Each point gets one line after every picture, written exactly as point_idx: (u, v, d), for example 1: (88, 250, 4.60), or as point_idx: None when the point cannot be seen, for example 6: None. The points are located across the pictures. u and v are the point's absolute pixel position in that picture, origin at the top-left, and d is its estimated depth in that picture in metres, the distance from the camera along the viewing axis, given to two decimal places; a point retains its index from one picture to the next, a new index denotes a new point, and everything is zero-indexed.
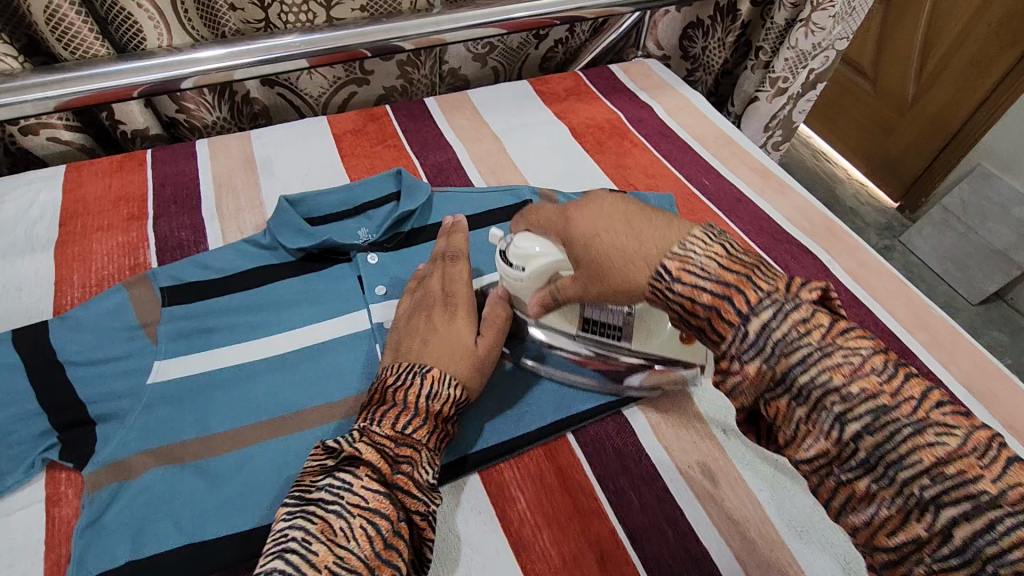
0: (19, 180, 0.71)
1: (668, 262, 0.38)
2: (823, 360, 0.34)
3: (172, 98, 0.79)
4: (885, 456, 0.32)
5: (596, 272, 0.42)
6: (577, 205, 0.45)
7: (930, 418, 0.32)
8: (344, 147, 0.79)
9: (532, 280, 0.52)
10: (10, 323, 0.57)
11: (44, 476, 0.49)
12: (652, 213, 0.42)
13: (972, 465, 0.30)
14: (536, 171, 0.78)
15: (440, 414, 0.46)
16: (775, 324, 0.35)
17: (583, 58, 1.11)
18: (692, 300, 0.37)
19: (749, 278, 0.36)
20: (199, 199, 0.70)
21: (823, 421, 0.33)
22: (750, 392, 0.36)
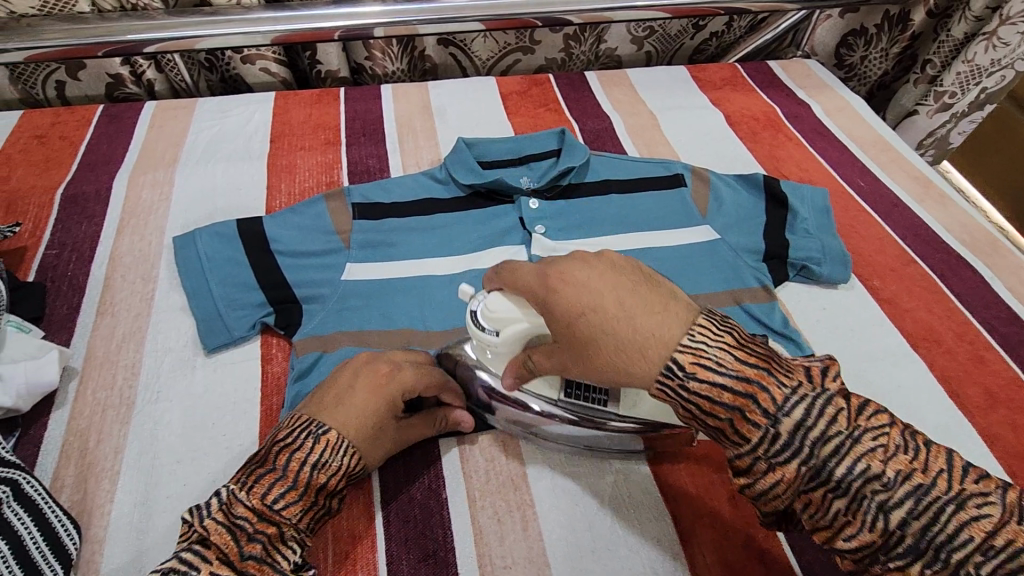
0: (240, 101, 0.82)
1: (678, 356, 0.36)
2: (856, 447, 0.35)
3: (364, 44, 0.88)
4: (933, 538, 0.33)
5: (591, 349, 0.38)
6: (559, 271, 0.40)
7: (965, 492, 0.34)
8: (509, 105, 0.85)
9: (506, 346, 0.46)
10: (233, 214, 0.68)
11: (258, 339, 0.58)
12: (651, 286, 0.39)
13: (905, 464, 0.34)
14: (689, 150, 0.80)
15: (325, 486, 0.42)
16: (810, 423, 0.35)
17: (735, 52, 1.11)
18: (713, 399, 0.36)
19: (767, 371, 0.36)
20: (383, 135, 0.79)
21: (865, 512, 0.34)
22: (784, 494, 0.36)
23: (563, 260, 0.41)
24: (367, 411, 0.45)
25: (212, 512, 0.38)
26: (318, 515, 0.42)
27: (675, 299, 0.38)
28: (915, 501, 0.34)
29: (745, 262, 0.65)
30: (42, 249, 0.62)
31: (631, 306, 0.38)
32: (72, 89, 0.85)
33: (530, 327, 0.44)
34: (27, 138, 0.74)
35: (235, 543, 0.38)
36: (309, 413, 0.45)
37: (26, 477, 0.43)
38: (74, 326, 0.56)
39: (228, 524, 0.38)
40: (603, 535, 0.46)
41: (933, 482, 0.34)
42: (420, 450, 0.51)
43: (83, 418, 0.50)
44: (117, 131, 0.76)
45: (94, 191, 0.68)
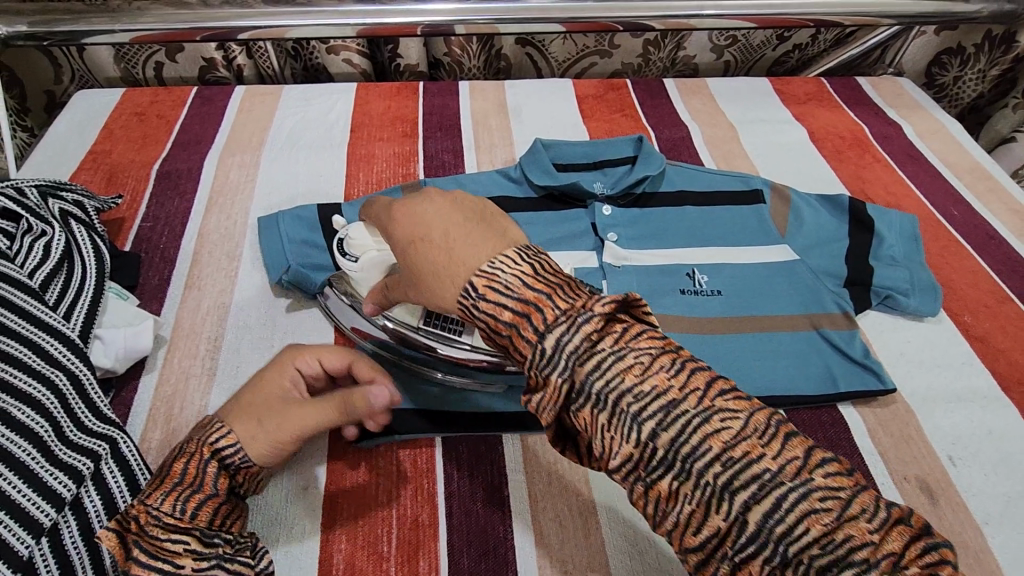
0: (323, 90, 0.84)
1: (473, 279, 0.37)
2: (698, 425, 0.31)
3: (444, 41, 0.90)
4: (775, 531, 0.30)
5: (422, 278, 0.40)
6: (403, 204, 0.43)
7: (813, 483, 0.30)
8: (585, 109, 0.84)
9: (363, 271, 0.54)
10: (312, 199, 0.70)
11: (333, 321, 0.60)
12: (480, 220, 0.40)
13: (753, 447, 0.31)
14: (769, 165, 0.78)
15: (188, 462, 0.40)
16: (569, 339, 0.33)
17: (818, 66, 1.07)
18: (495, 318, 0.36)
19: (549, 294, 0.35)
20: (459, 131, 0.80)
21: (702, 491, 0.31)
22: (552, 410, 0.34)
23: (405, 200, 0.44)
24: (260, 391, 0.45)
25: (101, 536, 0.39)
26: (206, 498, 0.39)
27: (505, 237, 0.39)
28: (753, 484, 0.30)
29: (825, 287, 0.63)
30: (138, 221, 0.66)
31: (454, 237, 0.39)
32: (169, 70, 0.89)
33: (383, 255, 0.53)
34: (128, 115, 0.79)
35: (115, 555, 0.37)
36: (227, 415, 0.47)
37: (123, 436, 0.45)
38: (165, 296, 0.59)
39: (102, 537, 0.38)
40: (667, 552, 0.45)
41: (778, 467, 0.30)
42: (484, 445, 0.51)
43: (170, 385, 0.53)
44: (209, 112, 0.80)
45: (186, 169, 0.72)
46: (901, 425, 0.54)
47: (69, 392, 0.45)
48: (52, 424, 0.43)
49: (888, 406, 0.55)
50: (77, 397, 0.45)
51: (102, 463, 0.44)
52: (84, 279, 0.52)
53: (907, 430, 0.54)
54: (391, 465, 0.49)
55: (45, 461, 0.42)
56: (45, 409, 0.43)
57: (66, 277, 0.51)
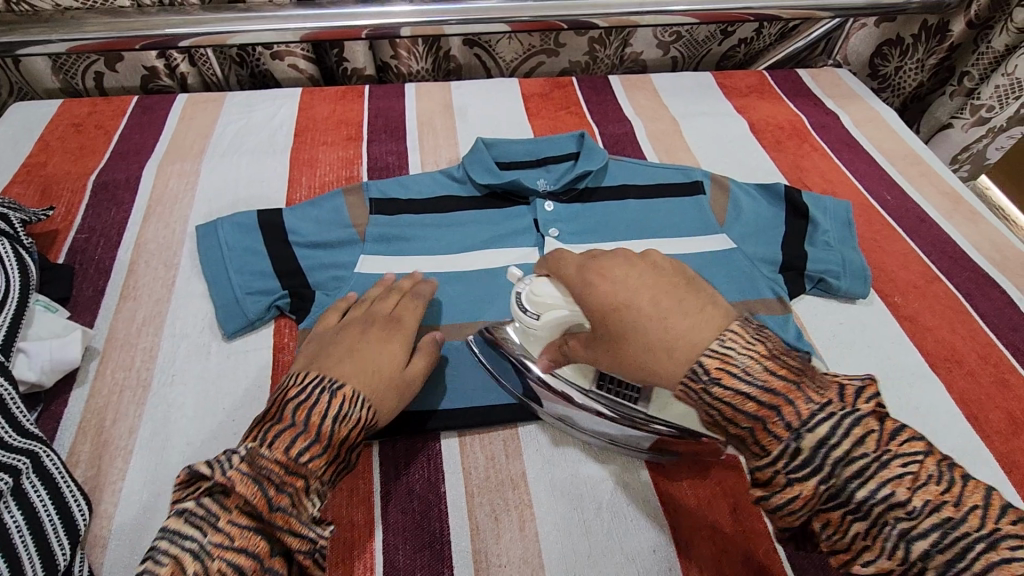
0: (268, 95, 0.84)
1: (706, 360, 0.37)
2: (880, 471, 0.35)
3: (390, 44, 0.90)
4: (957, 572, 0.33)
5: (628, 341, 0.40)
6: (601, 272, 0.43)
7: (995, 530, 0.33)
8: (531, 107, 0.85)
9: (544, 331, 0.48)
10: (254, 205, 0.69)
11: (272, 324, 0.59)
12: (691, 289, 0.41)
13: (936, 495, 0.34)
14: (711, 158, 0.79)
15: (344, 439, 0.44)
16: (833, 439, 0.35)
17: (763, 60, 1.10)
18: (736, 407, 0.37)
19: (795, 384, 0.37)
20: (405, 133, 0.80)
21: (886, 535, 0.34)
22: (798, 510, 0.36)
23: (595, 260, 0.44)
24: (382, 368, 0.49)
25: (234, 466, 0.40)
26: (341, 468, 0.45)
27: (717, 306, 0.40)
28: (942, 535, 0.34)
29: (761, 272, 0.64)
30: (72, 233, 0.65)
31: (666, 308, 0.40)
32: (109, 80, 0.88)
33: (573, 316, 0.47)
34: (64, 127, 0.77)
35: (263, 492, 0.40)
36: (325, 370, 0.47)
37: (46, 450, 0.45)
38: (98, 308, 0.58)
39: (253, 475, 0.40)
40: (601, 541, 0.46)
41: (960, 515, 0.34)
42: (421, 443, 0.51)
43: (101, 397, 0.52)
44: (149, 122, 0.79)
45: (124, 179, 0.71)
46: None
47: None
48: None
49: None
50: None
51: (22, 478, 0.43)
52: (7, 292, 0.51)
53: None
54: None
55: None
56: None
57: None
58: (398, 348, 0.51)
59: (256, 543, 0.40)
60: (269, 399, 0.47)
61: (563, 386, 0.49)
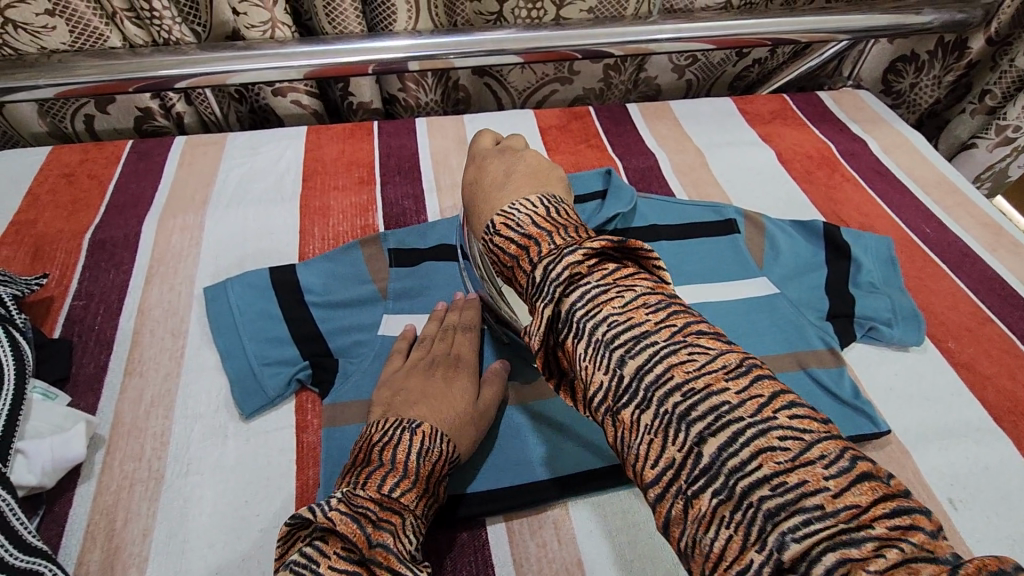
0: (272, 135, 0.79)
1: (495, 219, 0.47)
2: (597, 296, 0.37)
3: (398, 77, 0.86)
4: (641, 375, 0.34)
5: (477, 203, 0.53)
6: (484, 163, 0.57)
7: (713, 359, 0.34)
8: (549, 141, 0.81)
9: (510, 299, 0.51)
10: (265, 261, 0.65)
11: (294, 399, 0.54)
12: (530, 181, 0.52)
13: (639, 314, 0.36)
14: (741, 192, 0.76)
15: (431, 473, 0.45)
16: (554, 268, 0.39)
17: (775, 81, 1.06)
18: (504, 250, 0.45)
19: (549, 234, 0.43)
20: (419, 173, 0.76)
21: (597, 353, 0.36)
22: (537, 333, 0.39)
23: (488, 155, 0.58)
24: (454, 406, 0.49)
25: (334, 505, 0.39)
26: (431, 506, 0.45)
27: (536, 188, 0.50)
28: (635, 343, 0.35)
29: (808, 320, 0.61)
30: (69, 300, 0.60)
31: (503, 180, 0.52)
32: (100, 122, 0.83)
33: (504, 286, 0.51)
34: (55, 177, 0.72)
35: (361, 531, 0.39)
36: (395, 414, 0.48)
37: (52, 570, 0.41)
38: (101, 387, 0.53)
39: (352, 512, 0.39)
40: None
41: (660, 330, 0.35)
42: (465, 532, 0.47)
43: (109, 494, 0.47)
44: (146, 169, 0.74)
45: (123, 236, 0.66)
46: (899, 468, 0.52)
47: None
48: None
49: (885, 449, 0.53)
50: None
51: None
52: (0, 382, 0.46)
53: (905, 473, 0.52)
54: None
55: None
56: None
57: None
58: (466, 384, 0.52)
59: None
60: (352, 448, 0.47)
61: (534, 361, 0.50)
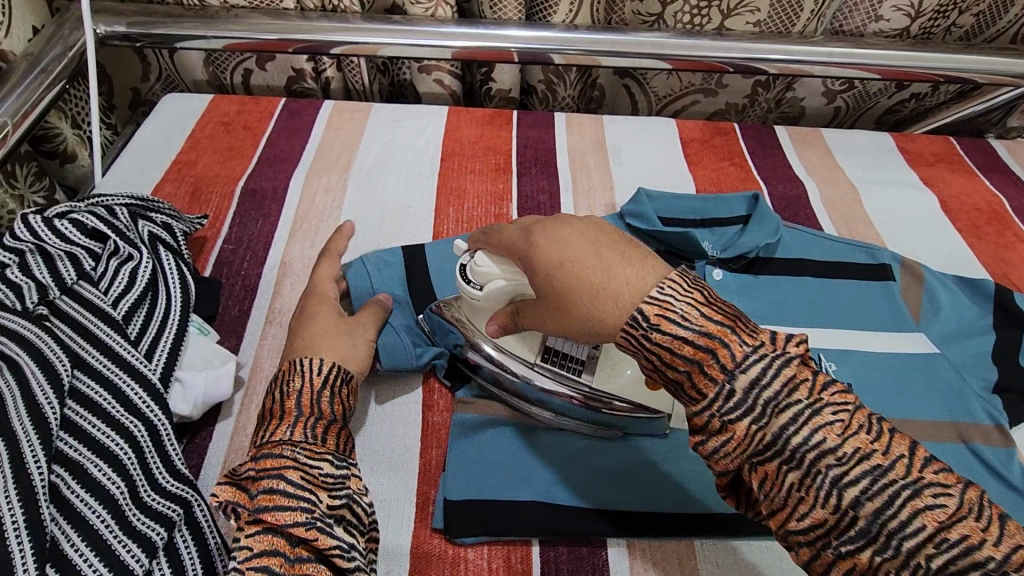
0: (416, 110, 0.80)
1: (644, 307, 0.35)
2: (771, 378, 0.33)
3: (543, 69, 0.85)
4: (790, 441, 0.32)
5: (585, 317, 0.38)
6: (546, 232, 0.41)
7: (823, 399, 0.33)
8: (690, 154, 0.78)
9: (487, 301, 0.48)
10: (401, 234, 0.66)
11: (421, 378, 0.55)
12: (637, 248, 0.39)
13: (789, 373, 0.34)
14: (898, 236, 0.70)
15: (302, 392, 0.44)
16: (765, 381, 0.33)
17: (924, 123, 0.96)
18: (673, 351, 0.35)
19: (732, 327, 0.35)
20: (556, 168, 0.74)
21: (741, 413, 0.33)
22: (733, 456, 0.34)
23: (545, 226, 0.42)
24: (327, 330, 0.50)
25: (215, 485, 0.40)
26: (326, 426, 0.43)
27: (659, 258, 0.38)
28: (778, 400, 0.33)
29: (972, 391, 0.56)
30: (220, 243, 0.62)
31: (606, 260, 0.38)
32: (256, 78, 0.87)
33: (515, 287, 0.46)
34: (214, 125, 0.76)
35: (245, 492, 0.39)
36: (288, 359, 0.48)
37: (197, 498, 0.42)
38: (243, 331, 0.55)
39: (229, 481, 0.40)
40: None
41: (799, 387, 0.33)
42: (586, 547, 0.45)
43: (246, 436, 0.48)
44: (296, 128, 0.76)
45: (272, 189, 0.68)
46: None
47: (146, 445, 0.42)
48: (128, 484, 0.40)
49: None
50: (154, 451, 0.42)
51: (175, 531, 0.40)
52: (167, 311, 0.49)
53: None
54: (482, 559, 0.44)
55: (119, 527, 0.38)
56: (121, 464, 0.41)
57: (149, 309, 0.48)
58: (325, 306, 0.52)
59: (263, 539, 0.37)
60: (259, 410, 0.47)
61: (504, 353, 0.50)
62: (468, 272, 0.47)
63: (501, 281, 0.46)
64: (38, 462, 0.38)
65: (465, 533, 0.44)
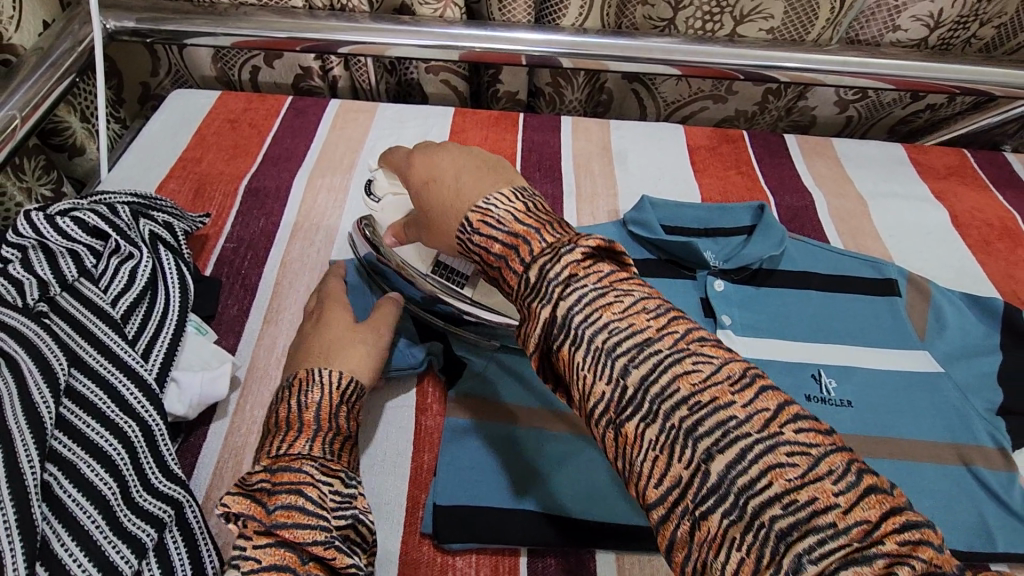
0: (422, 111, 0.80)
1: (470, 215, 0.38)
2: (595, 299, 0.32)
3: (551, 72, 0.85)
4: (648, 387, 0.30)
5: (436, 212, 0.42)
6: (428, 150, 0.46)
7: (691, 350, 0.30)
8: (696, 161, 0.77)
9: (381, 212, 0.56)
10: None
11: (415, 382, 0.54)
12: (493, 168, 0.42)
13: (641, 319, 0.31)
14: (905, 251, 0.69)
15: (325, 408, 0.44)
16: (550, 269, 0.34)
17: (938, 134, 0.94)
18: (488, 251, 0.37)
19: (538, 229, 0.36)
20: (560, 173, 0.74)
21: (598, 361, 0.31)
22: (537, 345, 0.34)
23: (431, 147, 0.46)
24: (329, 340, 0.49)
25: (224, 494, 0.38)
26: (338, 442, 0.43)
27: (511, 180, 0.41)
28: (636, 349, 0.31)
29: (975, 412, 0.55)
30: (222, 241, 0.63)
31: (464, 181, 0.41)
32: (265, 75, 0.87)
33: (405, 200, 0.55)
34: (220, 121, 0.76)
35: (257, 503, 0.38)
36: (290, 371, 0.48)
37: (189, 500, 0.42)
38: (241, 330, 0.56)
39: (242, 491, 0.38)
40: None
41: (660, 336, 0.31)
42: (575, 559, 0.45)
43: (239, 437, 0.49)
44: (301, 126, 0.77)
45: (275, 187, 0.68)
46: None
47: (139, 445, 0.42)
48: (120, 485, 0.40)
49: None
50: (147, 451, 0.42)
51: (165, 532, 0.40)
52: (166, 312, 0.49)
53: None
54: (470, 569, 0.44)
55: (109, 528, 0.39)
56: (113, 464, 0.41)
57: (148, 308, 0.49)
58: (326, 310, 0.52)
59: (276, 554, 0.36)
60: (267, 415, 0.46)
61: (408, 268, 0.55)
62: (369, 187, 0.56)
63: (398, 193, 0.55)
64: (32, 462, 0.38)
65: (454, 542, 0.44)
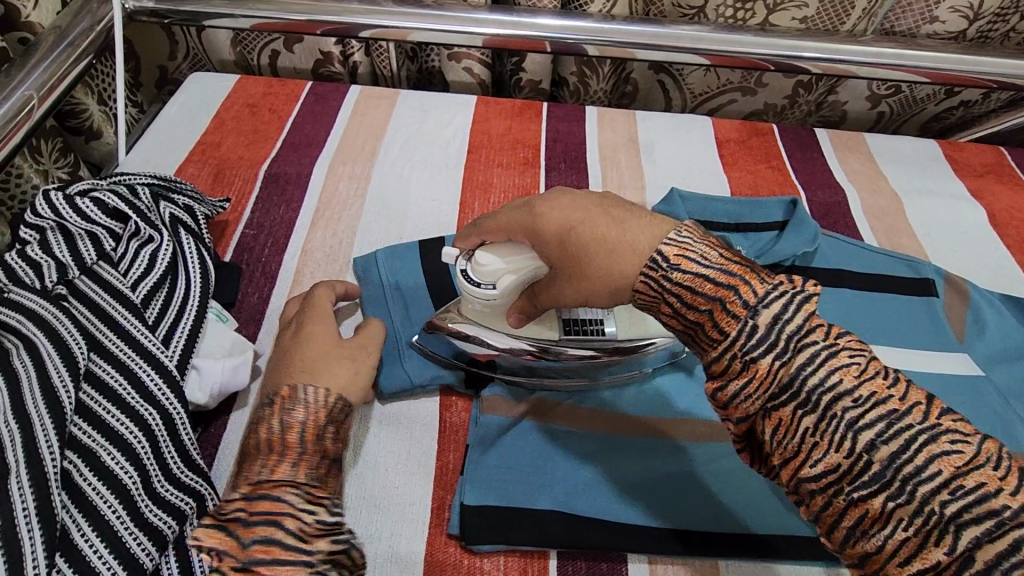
0: (444, 99, 0.78)
1: (665, 249, 0.37)
2: (827, 359, 0.32)
3: (576, 61, 0.83)
4: (899, 467, 0.30)
5: (595, 254, 0.39)
6: (554, 194, 0.43)
7: (882, 396, 0.31)
8: (725, 155, 0.75)
9: (505, 296, 0.47)
10: (423, 226, 0.64)
11: (437, 394, 0.52)
12: (638, 209, 0.41)
13: (882, 386, 0.32)
14: (942, 250, 0.67)
15: (308, 431, 0.42)
16: (786, 316, 0.33)
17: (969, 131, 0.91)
18: (692, 292, 0.36)
19: (746, 272, 0.35)
20: (586, 164, 0.72)
21: (833, 429, 0.31)
22: (755, 397, 0.33)
23: (550, 189, 0.44)
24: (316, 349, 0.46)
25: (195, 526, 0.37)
26: (324, 466, 0.41)
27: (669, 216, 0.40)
28: (887, 425, 0.31)
29: (1017, 418, 0.53)
30: (241, 227, 0.61)
31: (627, 220, 0.40)
32: (284, 60, 0.85)
33: (529, 276, 0.46)
34: (239, 106, 0.75)
35: (232, 535, 0.36)
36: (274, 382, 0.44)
37: None
38: (262, 319, 0.54)
39: (214, 523, 0.36)
40: None
41: (900, 404, 0.31)
42: (604, 562, 0.44)
43: None
44: (322, 112, 0.75)
45: (295, 173, 0.67)
46: None
47: (160, 432, 0.41)
48: (140, 473, 0.39)
49: None
50: (168, 439, 0.41)
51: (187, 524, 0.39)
52: (187, 296, 0.48)
53: None
54: (497, 569, 0.43)
55: (129, 517, 0.38)
56: (133, 452, 0.40)
57: (168, 293, 0.48)
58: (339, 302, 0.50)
59: None
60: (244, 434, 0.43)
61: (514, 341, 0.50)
62: (476, 275, 0.47)
63: (501, 268, 0.46)
64: (52, 449, 0.37)
65: (481, 543, 0.43)
